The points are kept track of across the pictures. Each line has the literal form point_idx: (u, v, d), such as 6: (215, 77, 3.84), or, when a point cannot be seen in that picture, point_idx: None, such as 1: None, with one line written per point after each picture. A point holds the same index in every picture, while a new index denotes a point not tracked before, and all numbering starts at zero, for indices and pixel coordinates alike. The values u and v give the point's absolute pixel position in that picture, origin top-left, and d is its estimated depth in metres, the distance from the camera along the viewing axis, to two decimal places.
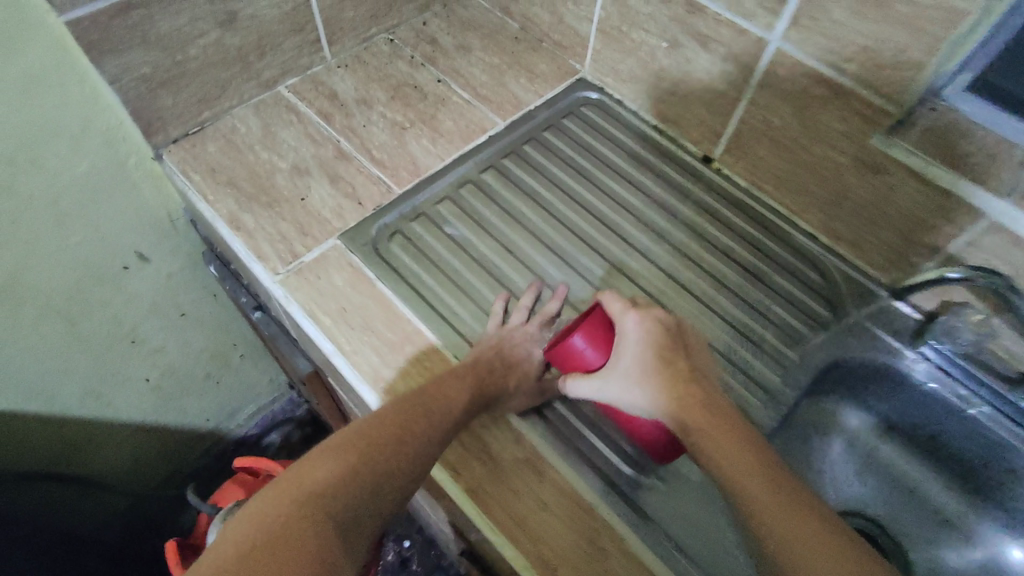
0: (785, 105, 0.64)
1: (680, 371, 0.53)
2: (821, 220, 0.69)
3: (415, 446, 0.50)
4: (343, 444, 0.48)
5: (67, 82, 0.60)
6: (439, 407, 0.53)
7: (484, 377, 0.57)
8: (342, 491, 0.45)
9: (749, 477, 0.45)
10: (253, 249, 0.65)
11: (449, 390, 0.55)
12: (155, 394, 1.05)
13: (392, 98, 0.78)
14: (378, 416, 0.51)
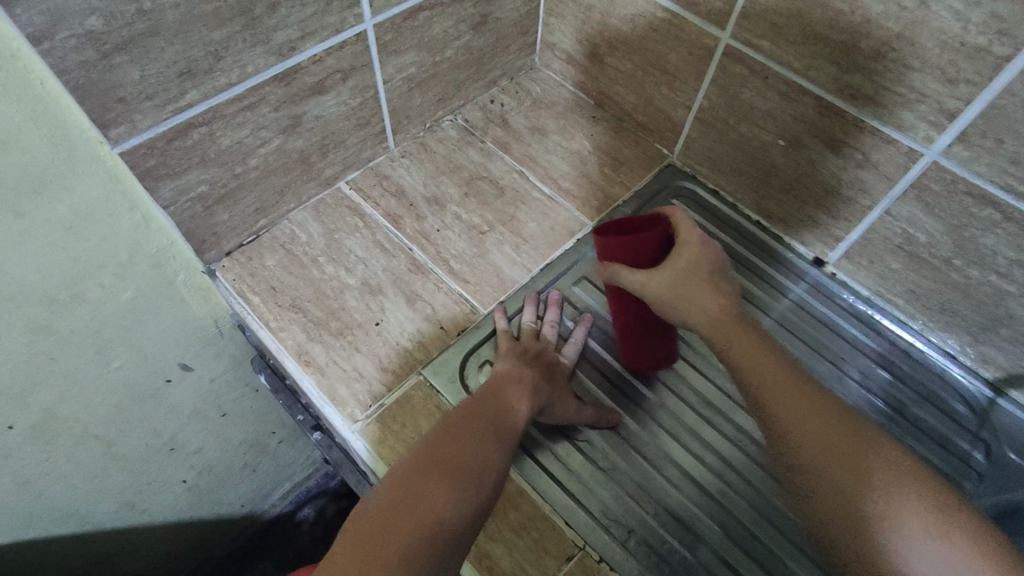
0: (935, 222, 0.56)
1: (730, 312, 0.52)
2: (967, 341, 0.61)
3: (483, 465, 0.46)
4: (408, 478, 0.44)
5: (117, 210, 0.49)
6: (502, 421, 0.49)
7: (537, 379, 0.54)
8: (417, 534, 0.41)
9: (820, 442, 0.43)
10: (328, 392, 0.57)
11: (511, 399, 0.52)
12: (192, 496, 0.94)
13: (466, 195, 0.70)
14: (435, 437, 0.47)
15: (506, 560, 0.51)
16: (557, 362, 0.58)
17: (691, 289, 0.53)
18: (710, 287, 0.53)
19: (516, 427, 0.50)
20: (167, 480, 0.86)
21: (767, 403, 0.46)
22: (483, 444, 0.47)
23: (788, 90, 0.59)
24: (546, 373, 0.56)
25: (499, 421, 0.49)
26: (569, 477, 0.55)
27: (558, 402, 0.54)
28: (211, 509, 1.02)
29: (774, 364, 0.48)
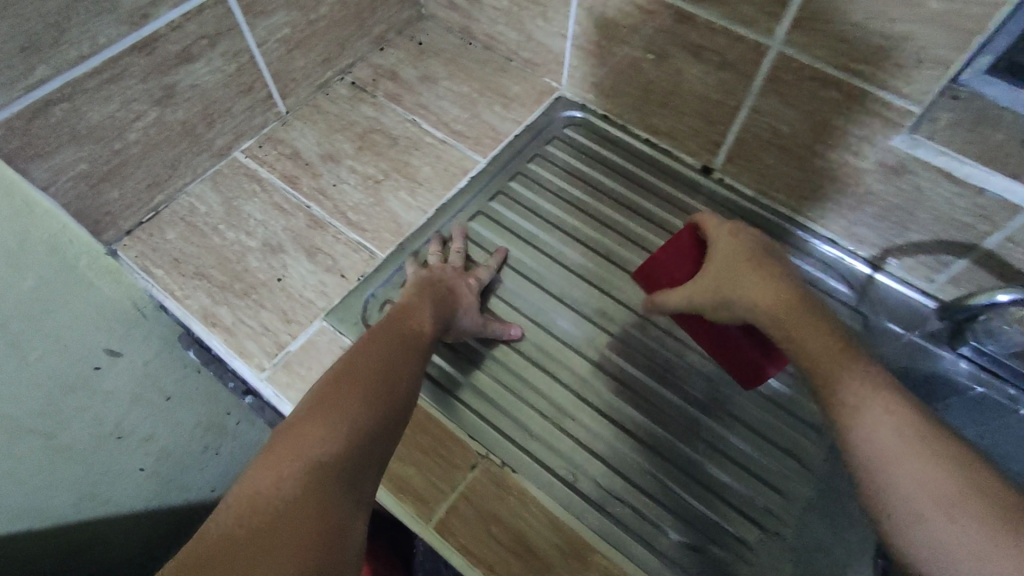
0: (793, 113, 0.59)
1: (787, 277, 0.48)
2: (841, 225, 0.64)
3: (398, 376, 0.46)
4: (325, 394, 0.42)
5: None
6: (412, 337, 0.50)
7: (438, 300, 0.56)
8: (339, 435, 0.40)
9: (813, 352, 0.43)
10: (236, 349, 0.58)
11: (416, 317, 0.53)
12: (154, 482, 0.96)
13: (360, 149, 0.72)
14: (347, 357, 0.46)
15: (416, 478, 0.53)
16: (459, 285, 0.60)
17: (741, 280, 0.47)
18: (754, 269, 0.47)
19: (426, 349, 0.51)
20: (122, 468, 0.87)
21: (783, 332, 0.45)
22: (397, 359, 0.47)
23: (643, 3, 0.60)
24: (448, 296, 0.57)
25: (413, 342, 0.50)
26: (473, 398, 0.59)
27: (456, 318, 0.57)
28: (179, 495, 1.03)
29: (844, 342, 0.43)
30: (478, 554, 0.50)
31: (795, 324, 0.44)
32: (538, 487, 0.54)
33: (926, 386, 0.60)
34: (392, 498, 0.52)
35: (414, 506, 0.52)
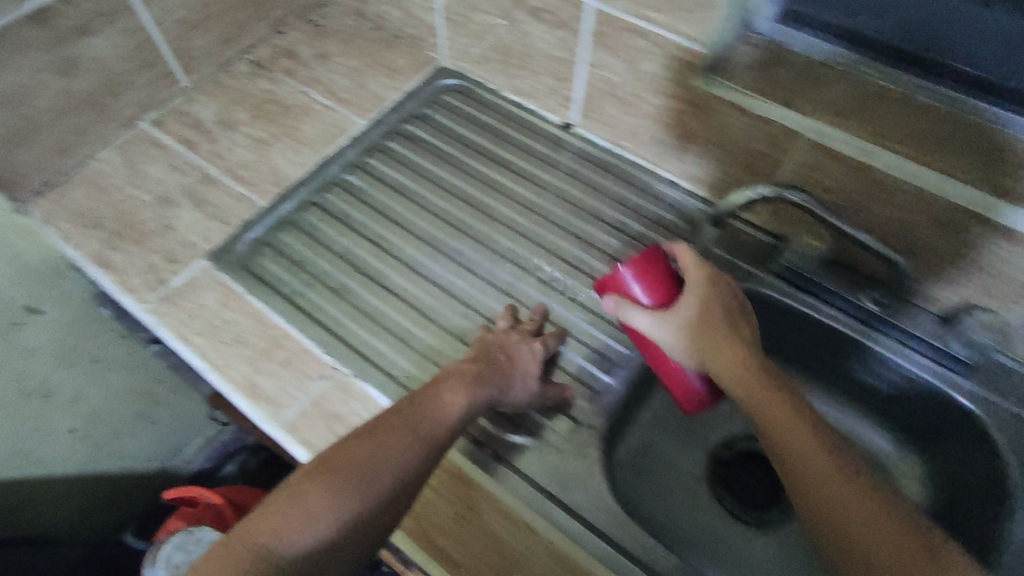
0: (618, 63, 0.65)
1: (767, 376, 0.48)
2: (679, 166, 0.71)
3: (383, 476, 0.44)
4: (300, 484, 0.43)
5: None
6: (430, 425, 0.47)
7: (481, 377, 0.53)
8: (294, 530, 0.41)
9: (788, 441, 0.45)
10: (124, 286, 0.65)
11: (448, 398, 0.49)
12: (87, 445, 1.03)
13: (253, 116, 0.79)
14: (348, 441, 0.45)
15: (274, 389, 0.59)
16: (514, 352, 0.57)
17: (718, 365, 0.49)
18: (730, 347, 0.49)
19: (443, 432, 0.47)
20: (52, 427, 0.95)
21: (758, 420, 0.47)
22: (399, 448, 0.45)
23: None
24: (499, 368, 0.55)
25: (424, 425, 0.47)
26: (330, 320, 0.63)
27: (504, 391, 0.54)
28: (114, 462, 1.11)
29: (822, 439, 0.45)
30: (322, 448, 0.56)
31: (765, 411, 0.47)
32: (380, 394, 0.58)
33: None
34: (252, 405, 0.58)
35: (269, 410, 0.58)
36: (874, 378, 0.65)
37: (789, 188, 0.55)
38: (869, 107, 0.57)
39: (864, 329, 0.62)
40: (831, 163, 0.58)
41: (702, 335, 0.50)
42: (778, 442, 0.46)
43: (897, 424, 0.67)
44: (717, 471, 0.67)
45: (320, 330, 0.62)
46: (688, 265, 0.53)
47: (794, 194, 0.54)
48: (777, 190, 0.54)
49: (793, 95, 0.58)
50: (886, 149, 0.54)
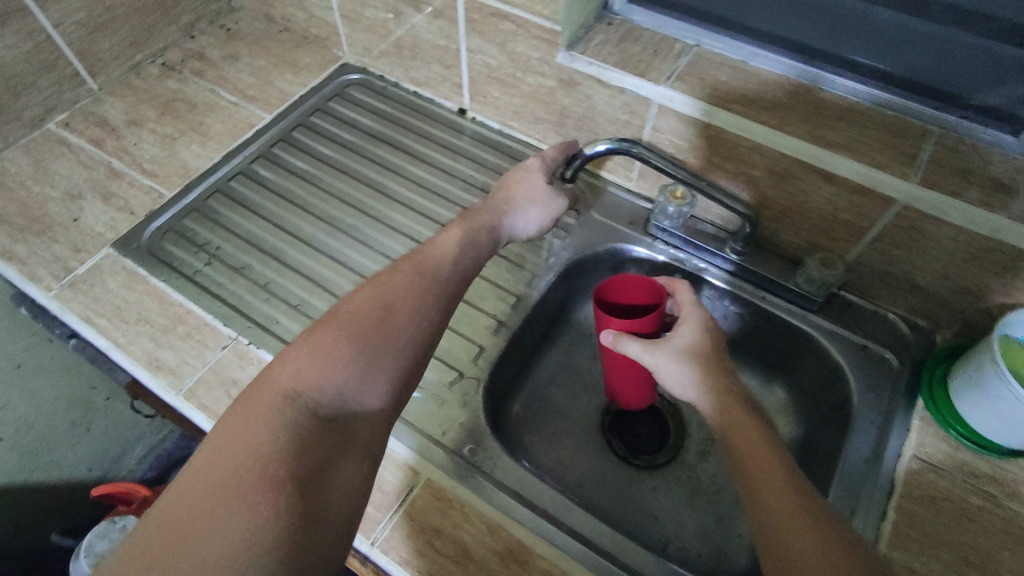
0: (491, 46, 0.71)
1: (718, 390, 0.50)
2: (560, 140, 0.77)
3: (401, 319, 0.48)
4: (319, 339, 0.46)
5: None
6: (430, 266, 0.53)
7: (473, 231, 0.59)
8: (319, 376, 0.43)
9: (758, 462, 0.44)
10: (28, 275, 0.68)
11: (441, 243, 0.56)
12: (19, 454, 1.02)
13: (161, 114, 0.83)
14: (355, 294, 0.50)
15: (173, 361, 0.62)
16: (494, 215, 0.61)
17: (709, 375, 0.51)
18: (716, 376, 0.51)
19: (451, 282, 0.53)
20: None
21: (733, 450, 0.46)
22: (407, 294, 0.50)
23: None
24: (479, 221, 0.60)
25: (430, 270, 0.53)
26: (233, 297, 0.66)
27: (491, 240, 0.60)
28: (51, 472, 1.09)
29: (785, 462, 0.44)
30: (215, 410, 0.59)
31: (736, 432, 0.47)
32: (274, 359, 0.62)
33: (618, 265, 0.74)
34: (151, 375, 0.61)
35: (167, 379, 0.60)
36: (746, 326, 0.71)
37: (628, 142, 0.58)
38: (709, 73, 0.63)
39: (731, 279, 0.69)
40: (680, 127, 0.64)
41: (696, 354, 0.53)
42: (744, 466, 0.44)
43: (766, 361, 0.72)
44: (609, 419, 0.71)
45: (220, 305, 0.65)
46: (688, 301, 0.58)
47: (633, 150, 0.58)
48: (621, 144, 0.59)
49: (643, 66, 0.64)
50: (723, 109, 0.60)
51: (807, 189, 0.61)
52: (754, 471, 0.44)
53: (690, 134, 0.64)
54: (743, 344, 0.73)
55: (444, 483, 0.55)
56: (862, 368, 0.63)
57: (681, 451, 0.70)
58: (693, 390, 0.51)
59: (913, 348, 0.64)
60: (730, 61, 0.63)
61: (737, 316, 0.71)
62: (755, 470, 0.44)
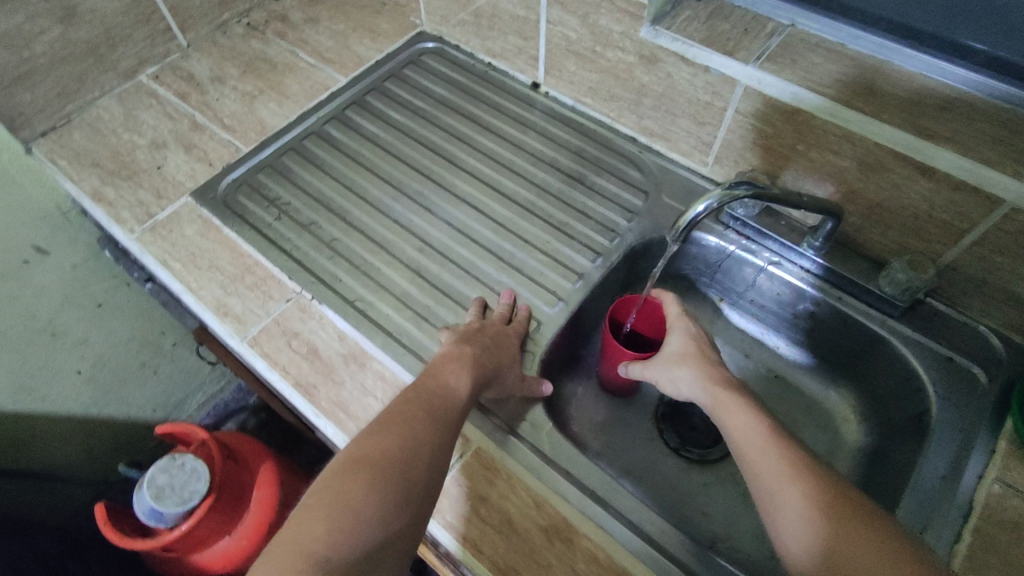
0: (572, 18, 0.69)
1: (758, 427, 0.47)
2: (634, 120, 0.74)
3: (416, 461, 0.44)
4: (340, 476, 0.41)
5: None
6: (440, 400, 0.49)
7: (478, 358, 0.54)
8: (346, 525, 0.39)
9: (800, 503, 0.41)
10: (113, 217, 0.71)
11: (449, 378, 0.52)
12: (94, 389, 1.10)
13: (243, 73, 0.85)
14: (366, 434, 0.45)
15: (240, 308, 0.64)
16: (501, 338, 0.58)
17: (734, 415, 0.49)
18: (749, 411, 0.48)
19: (459, 407, 0.50)
20: (58, 367, 1.01)
21: (768, 493, 0.43)
22: (421, 427, 0.46)
23: None
24: (493, 349, 0.56)
25: (439, 401, 0.49)
26: (299, 252, 0.68)
27: (502, 373, 0.56)
28: (120, 409, 1.17)
29: (838, 499, 0.41)
30: (277, 358, 0.60)
31: (771, 471, 0.44)
32: (334, 315, 0.63)
33: (686, 251, 0.72)
34: (218, 320, 0.63)
35: (233, 325, 0.63)
36: (821, 326, 0.67)
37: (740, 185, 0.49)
38: (803, 55, 0.60)
39: (807, 276, 0.65)
40: (766, 110, 0.61)
41: (685, 356, 0.56)
42: (784, 509, 0.42)
43: (836, 365, 0.68)
44: (664, 406, 0.70)
45: (285, 258, 0.67)
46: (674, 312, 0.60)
47: (746, 190, 0.49)
48: (729, 187, 0.49)
49: (731, 45, 0.61)
50: (813, 93, 0.57)
51: (902, 184, 0.57)
52: (798, 513, 0.41)
53: (776, 119, 0.61)
54: (815, 346, 0.69)
55: (494, 453, 0.55)
56: (943, 380, 0.58)
57: None
58: (736, 422, 0.48)
59: (1008, 364, 0.58)
60: (828, 43, 0.60)
61: (812, 315, 0.67)
62: (799, 512, 0.41)
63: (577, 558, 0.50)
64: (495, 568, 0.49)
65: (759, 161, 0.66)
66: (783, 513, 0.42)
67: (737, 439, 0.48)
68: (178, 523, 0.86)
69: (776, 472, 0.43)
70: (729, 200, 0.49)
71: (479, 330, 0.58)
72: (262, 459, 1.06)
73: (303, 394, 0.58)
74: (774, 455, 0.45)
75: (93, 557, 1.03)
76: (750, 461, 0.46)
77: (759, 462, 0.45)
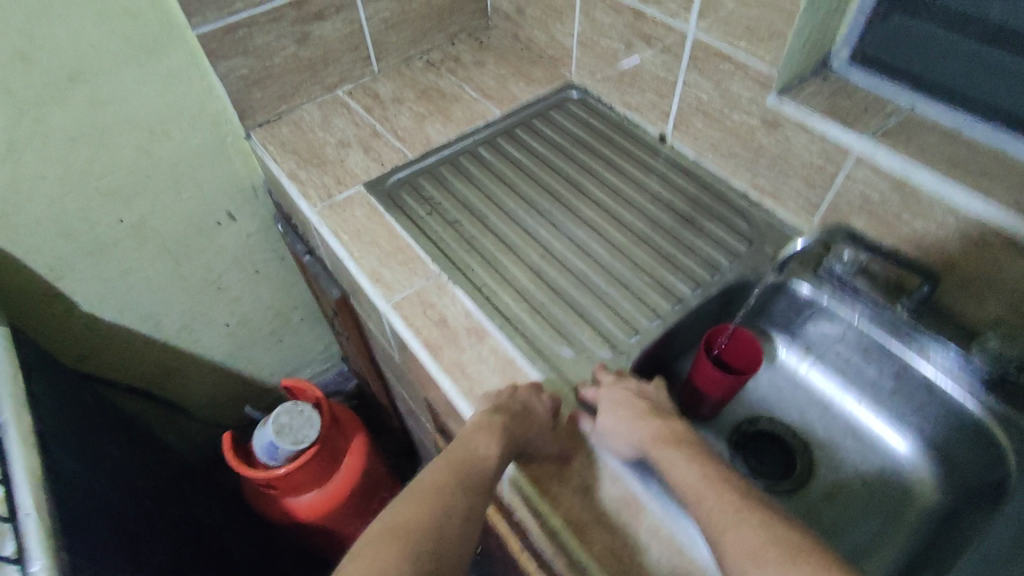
0: (706, 83, 0.80)
1: (760, 541, 0.46)
2: (749, 177, 0.83)
3: (443, 530, 0.50)
4: (371, 543, 0.48)
5: (193, 83, 0.88)
6: (468, 468, 0.55)
7: (508, 424, 0.57)
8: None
9: (745, 544, 0.46)
10: (302, 193, 0.88)
11: (479, 445, 0.56)
12: (232, 342, 1.29)
13: (418, 98, 1.03)
14: (398, 507, 0.52)
15: (388, 276, 0.77)
16: (535, 406, 0.60)
17: (681, 467, 0.54)
18: (699, 464, 0.54)
19: (485, 475, 0.55)
20: (214, 316, 1.21)
21: (716, 535, 0.48)
22: (449, 496, 0.52)
23: (613, 5, 0.86)
24: (522, 417, 0.58)
25: (469, 472, 0.55)
26: (442, 241, 0.81)
27: (532, 437, 0.58)
28: (246, 365, 1.35)
29: (781, 535, 0.46)
30: (412, 320, 0.72)
31: (718, 517, 0.49)
32: (463, 294, 0.75)
33: (781, 295, 0.78)
34: (370, 283, 0.76)
35: (382, 289, 0.76)
36: (907, 388, 0.71)
37: None
38: (917, 135, 0.66)
39: (900, 337, 0.69)
40: (875, 179, 0.67)
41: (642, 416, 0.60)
42: (731, 547, 0.47)
43: (919, 426, 0.71)
44: (736, 439, 0.76)
45: (430, 245, 0.80)
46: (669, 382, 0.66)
47: None
48: None
49: (850, 119, 0.69)
50: (923, 166, 0.63)
51: (1003, 261, 0.60)
52: (743, 553, 0.46)
53: (884, 187, 0.67)
54: (899, 408, 0.73)
55: (580, 430, 0.63)
56: None
57: (803, 488, 0.71)
58: (733, 536, 0.47)
59: None
60: (943, 128, 0.67)
61: (899, 376, 0.71)
62: (744, 552, 0.45)
63: (640, 530, 0.56)
64: (567, 521, 0.58)
65: (862, 225, 0.72)
66: (729, 551, 0.46)
67: (687, 488, 0.52)
68: (284, 463, 0.99)
69: (722, 513, 0.49)
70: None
71: (511, 397, 0.61)
72: (356, 431, 1.18)
73: (430, 351, 0.70)
74: (719, 498, 0.50)
75: (204, 485, 1.18)
76: (701, 506, 0.50)
77: (708, 507, 0.50)
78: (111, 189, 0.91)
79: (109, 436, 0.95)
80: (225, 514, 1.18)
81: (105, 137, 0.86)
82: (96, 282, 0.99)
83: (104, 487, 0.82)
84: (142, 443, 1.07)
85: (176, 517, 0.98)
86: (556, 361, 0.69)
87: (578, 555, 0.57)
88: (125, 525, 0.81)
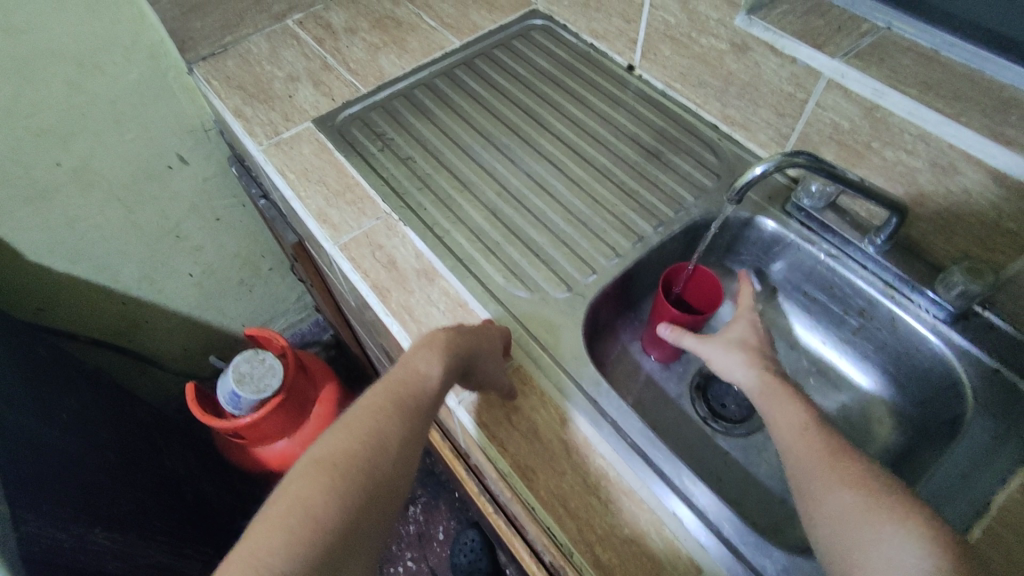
0: (674, 4, 0.74)
1: (803, 414, 0.53)
2: (719, 107, 0.78)
3: (380, 459, 0.44)
4: (296, 479, 0.41)
5: (121, 10, 0.81)
6: (409, 390, 0.49)
7: (454, 342, 0.53)
8: (304, 517, 0.39)
9: (790, 412, 0.53)
10: (247, 131, 0.83)
11: (420, 364, 0.51)
12: (197, 292, 1.25)
13: (372, 28, 0.96)
14: (330, 434, 0.45)
15: (336, 217, 0.73)
16: (480, 333, 0.57)
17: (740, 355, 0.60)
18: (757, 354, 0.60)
19: (427, 397, 0.50)
20: (175, 265, 1.17)
21: (765, 404, 0.55)
22: (386, 422, 0.46)
23: None
24: (467, 340, 0.54)
25: (408, 393, 0.49)
26: (394, 179, 0.77)
27: (482, 366, 0.54)
28: (215, 315, 1.33)
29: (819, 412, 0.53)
30: (360, 263, 0.69)
31: (767, 392, 0.56)
32: (412, 235, 0.71)
33: (747, 233, 0.75)
34: (318, 225, 0.72)
35: (329, 231, 0.72)
36: (871, 325, 0.69)
37: (805, 156, 0.54)
38: (892, 56, 0.61)
39: (865, 274, 0.67)
40: (845, 104, 0.63)
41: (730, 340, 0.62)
42: (776, 412, 0.54)
43: (883, 364, 0.70)
44: (698, 379, 0.73)
45: (381, 184, 0.76)
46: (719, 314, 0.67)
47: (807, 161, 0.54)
48: (790, 157, 0.55)
49: (822, 39, 0.64)
50: (894, 90, 0.58)
51: (973, 190, 0.57)
52: (787, 419, 0.53)
53: (854, 114, 0.63)
54: (864, 347, 0.71)
55: (531, 371, 0.62)
56: (984, 387, 0.59)
57: None
58: (780, 405, 0.54)
59: None
60: (920, 47, 0.62)
61: (863, 314, 0.69)
62: (789, 419, 0.53)
63: (588, 472, 0.55)
64: (515, 466, 0.56)
65: (832, 156, 0.68)
66: (777, 415, 0.54)
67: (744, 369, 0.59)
68: (250, 411, 0.98)
69: (771, 388, 0.56)
70: (785, 165, 0.55)
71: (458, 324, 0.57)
72: (327, 379, 1.17)
73: (378, 294, 0.67)
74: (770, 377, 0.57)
75: (177, 435, 1.18)
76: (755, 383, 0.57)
77: (762, 382, 0.57)
78: (44, 129, 0.85)
79: (65, 388, 0.93)
80: (201, 461, 1.18)
81: (29, 71, 0.78)
82: (40, 230, 0.94)
83: (54, 440, 0.80)
84: (104, 393, 1.05)
85: (143, 464, 0.97)
86: (511, 304, 0.66)
87: (525, 497, 0.55)
88: (80, 477, 0.79)
